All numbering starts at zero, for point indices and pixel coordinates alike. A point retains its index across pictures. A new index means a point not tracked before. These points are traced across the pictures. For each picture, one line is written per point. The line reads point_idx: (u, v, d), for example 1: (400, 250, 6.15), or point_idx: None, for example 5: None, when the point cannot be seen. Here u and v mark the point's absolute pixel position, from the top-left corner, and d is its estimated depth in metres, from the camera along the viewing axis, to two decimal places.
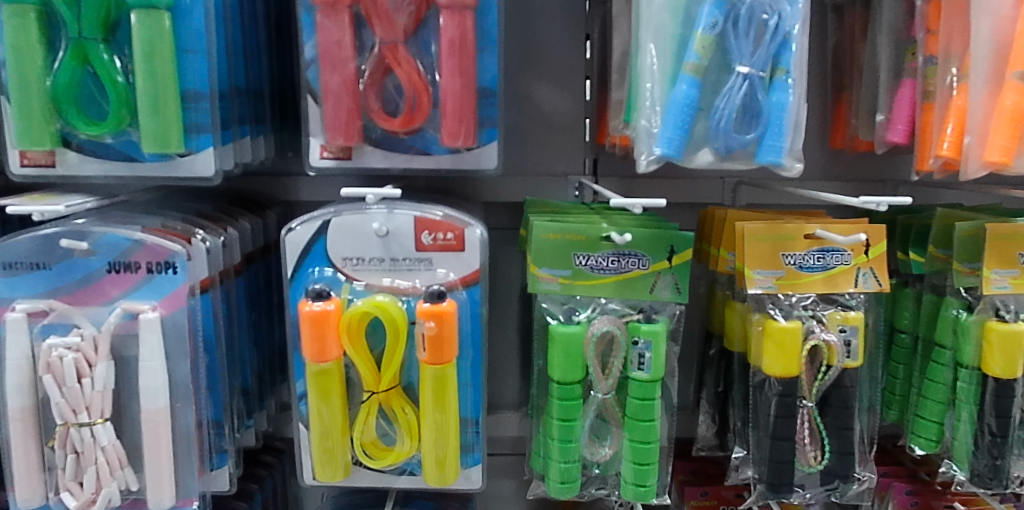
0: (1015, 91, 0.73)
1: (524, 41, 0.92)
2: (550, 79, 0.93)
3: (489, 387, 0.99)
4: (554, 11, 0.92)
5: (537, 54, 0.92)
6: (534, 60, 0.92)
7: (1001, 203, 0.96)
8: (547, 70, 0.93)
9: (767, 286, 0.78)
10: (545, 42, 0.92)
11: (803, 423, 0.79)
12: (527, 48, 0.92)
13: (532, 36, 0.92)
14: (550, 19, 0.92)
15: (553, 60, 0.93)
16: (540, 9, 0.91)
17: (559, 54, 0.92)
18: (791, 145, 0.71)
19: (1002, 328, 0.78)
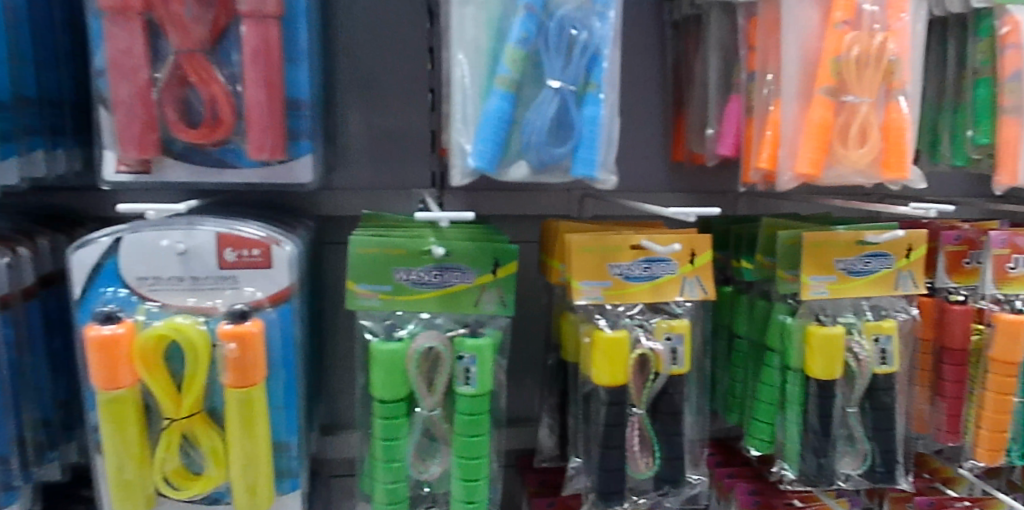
0: (822, 105, 0.77)
1: (363, 51, 0.89)
2: (391, 91, 0.90)
3: (333, 408, 0.95)
4: (393, 21, 0.90)
5: (375, 66, 0.90)
6: (373, 71, 0.90)
7: (831, 212, 1.00)
8: (387, 81, 0.91)
9: (594, 297, 0.78)
10: (383, 53, 0.90)
11: (634, 431, 0.80)
12: (366, 60, 0.90)
13: (371, 47, 0.90)
14: (389, 31, 0.90)
15: (394, 72, 0.90)
16: (379, 20, 0.89)
17: (400, 66, 0.90)
18: (604, 159, 0.72)
19: (821, 332, 0.81)
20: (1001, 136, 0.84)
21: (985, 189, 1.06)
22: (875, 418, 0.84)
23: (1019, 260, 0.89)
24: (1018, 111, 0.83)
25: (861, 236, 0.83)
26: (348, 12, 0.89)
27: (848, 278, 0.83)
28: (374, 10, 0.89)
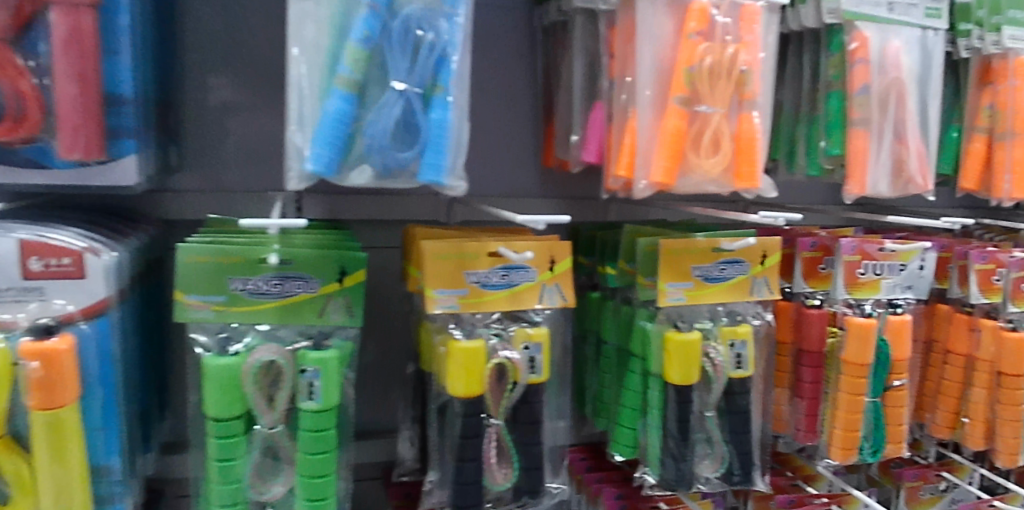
0: (676, 114, 0.77)
1: (210, 53, 0.89)
2: (247, 95, 0.90)
3: (180, 427, 0.89)
4: (241, 25, 0.89)
5: (227, 68, 0.89)
6: (221, 73, 0.89)
7: (697, 219, 1.03)
8: (236, 84, 0.90)
9: (450, 305, 0.76)
10: (231, 55, 0.89)
11: (491, 441, 0.79)
12: (217, 64, 0.89)
13: (219, 49, 0.89)
14: (239, 35, 0.89)
15: (242, 74, 0.90)
16: (228, 22, 0.89)
17: (255, 72, 0.90)
18: (453, 164, 0.70)
19: (678, 338, 0.82)
20: (850, 146, 0.88)
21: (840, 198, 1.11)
22: (731, 422, 0.86)
23: (869, 266, 0.93)
24: (866, 124, 0.88)
25: (715, 243, 0.84)
26: (196, 11, 0.87)
27: (704, 284, 0.84)
28: (222, 12, 0.88)
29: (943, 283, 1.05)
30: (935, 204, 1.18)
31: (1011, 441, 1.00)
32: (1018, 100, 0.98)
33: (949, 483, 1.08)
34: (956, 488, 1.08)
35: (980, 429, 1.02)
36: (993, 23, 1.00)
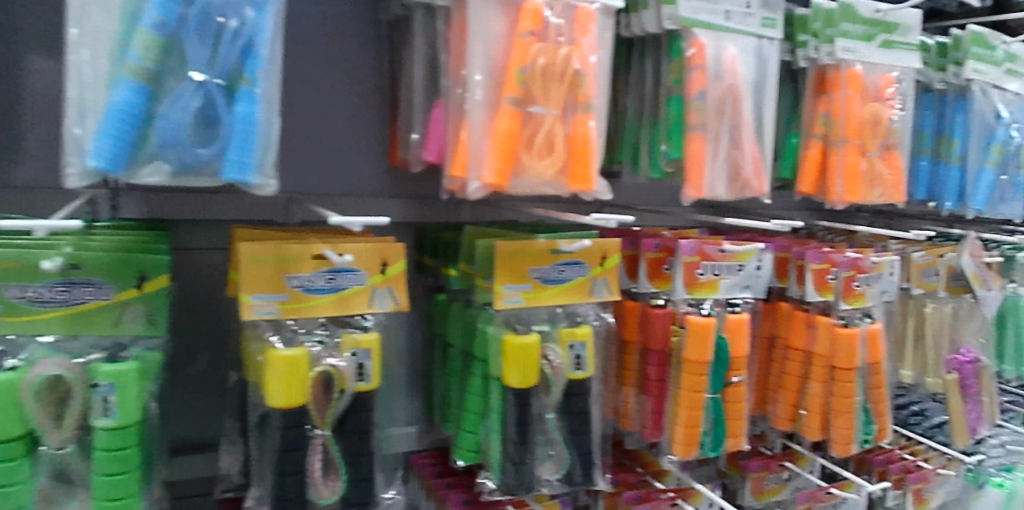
0: (508, 115, 0.77)
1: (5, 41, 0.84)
2: (43, 92, 0.86)
3: None
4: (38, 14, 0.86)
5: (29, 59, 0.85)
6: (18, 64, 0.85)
7: (545, 221, 1.03)
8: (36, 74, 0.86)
9: (269, 311, 0.73)
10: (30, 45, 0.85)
11: (316, 454, 0.75)
12: (23, 55, 0.85)
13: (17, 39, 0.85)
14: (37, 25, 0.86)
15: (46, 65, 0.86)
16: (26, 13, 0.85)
17: (55, 67, 0.87)
18: (261, 162, 0.67)
19: (516, 342, 0.81)
20: (688, 149, 0.90)
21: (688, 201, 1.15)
22: (570, 423, 0.86)
23: (707, 267, 0.95)
24: (703, 129, 0.90)
25: (554, 245, 0.84)
26: None
27: (542, 287, 0.84)
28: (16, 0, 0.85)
29: (783, 281, 1.09)
30: (779, 206, 1.24)
31: (843, 431, 1.05)
32: (848, 110, 1.03)
33: (791, 472, 1.12)
34: (797, 477, 1.12)
35: (815, 420, 1.06)
36: (826, 35, 1.05)
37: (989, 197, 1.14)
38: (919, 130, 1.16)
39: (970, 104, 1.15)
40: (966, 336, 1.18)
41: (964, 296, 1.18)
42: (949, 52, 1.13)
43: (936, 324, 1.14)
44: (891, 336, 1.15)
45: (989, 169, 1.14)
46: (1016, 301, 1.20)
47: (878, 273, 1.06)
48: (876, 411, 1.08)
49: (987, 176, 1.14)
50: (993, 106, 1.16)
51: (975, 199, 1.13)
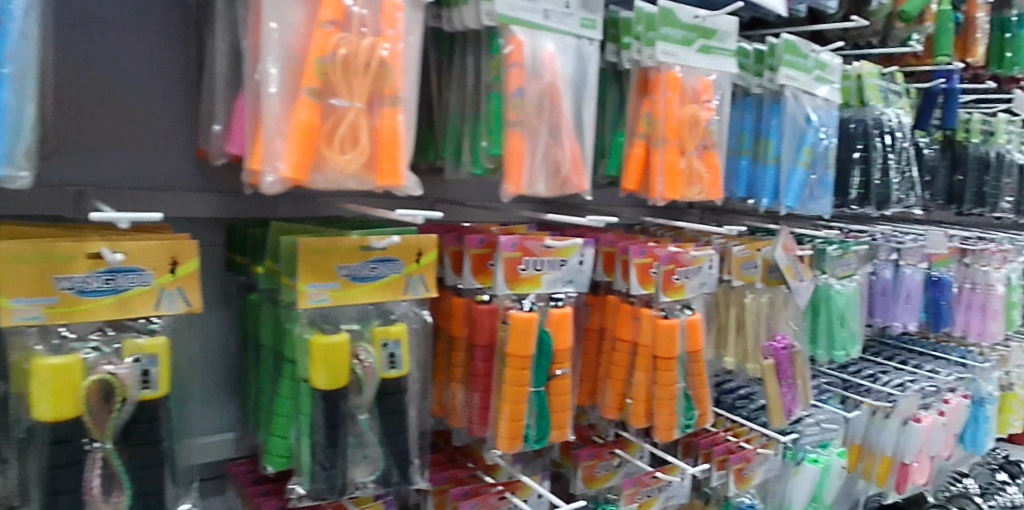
0: (307, 107, 0.75)
1: None
2: None
3: None
4: None
5: None
6: None
7: (367, 217, 1.02)
8: None
9: (32, 317, 0.67)
10: None
11: (94, 469, 0.70)
12: None
13: None
14: None
15: None
16: None
17: None
18: (12, 153, 0.58)
19: (322, 342, 0.79)
20: (507, 146, 0.91)
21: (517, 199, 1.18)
22: (385, 422, 0.85)
23: (529, 262, 0.97)
24: (521, 126, 0.91)
25: (364, 242, 0.82)
26: None
27: (351, 285, 0.82)
28: None
29: (609, 275, 1.13)
30: (607, 203, 1.30)
31: (665, 417, 1.09)
32: (668, 110, 1.08)
33: (621, 459, 1.16)
34: (627, 463, 1.16)
35: (640, 407, 1.10)
36: (648, 38, 1.08)
37: (800, 194, 1.22)
38: (739, 131, 1.22)
39: (784, 108, 1.21)
40: (780, 324, 1.25)
41: (779, 287, 1.24)
42: (765, 58, 1.20)
43: (754, 313, 1.21)
44: (712, 326, 1.20)
45: (799, 168, 1.22)
46: (828, 291, 1.28)
47: (697, 266, 1.12)
48: (697, 397, 1.13)
49: (798, 174, 1.22)
50: (803, 111, 1.22)
51: (787, 196, 1.20)
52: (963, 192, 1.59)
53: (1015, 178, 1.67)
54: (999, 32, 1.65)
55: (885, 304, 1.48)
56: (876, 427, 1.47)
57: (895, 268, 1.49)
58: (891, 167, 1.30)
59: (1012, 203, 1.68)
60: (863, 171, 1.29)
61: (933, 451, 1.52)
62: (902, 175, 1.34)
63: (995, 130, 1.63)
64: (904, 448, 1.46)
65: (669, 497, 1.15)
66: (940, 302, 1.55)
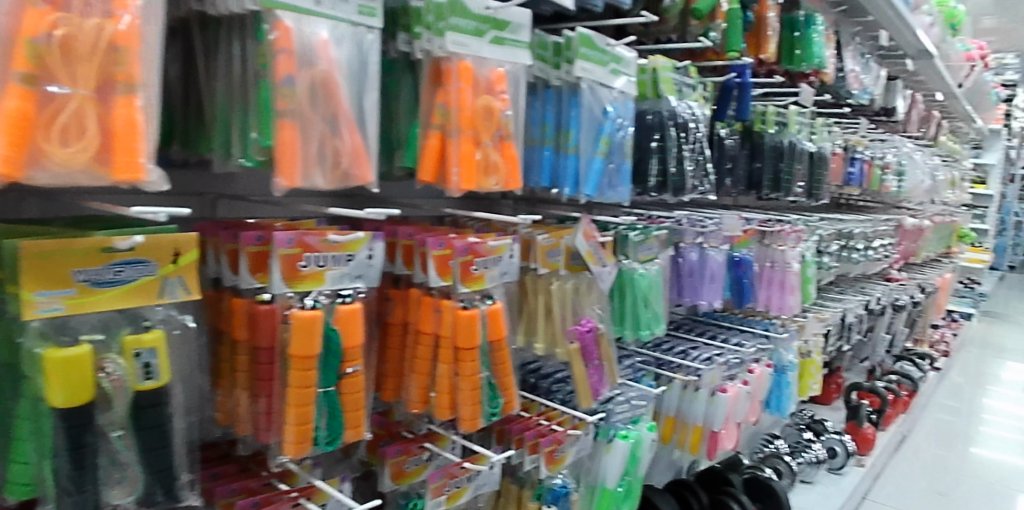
0: (15, 93, 0.59)
1: None
2: None
3: None
4: None
5: None
6: None
7: (123, 217, 0.91)
8: None
9: None
10: None
11: None
12: None
13: None
14: None
15: None
16: None
17: None
18: None
19: (57, 355, 0.71)
20: (278, 137, 0.87)
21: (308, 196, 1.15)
22: (143, 437, 0.80)
23: (311, 259, 0.93)
24: (294, 116, 0.87)
25: (107, 243, 0.76)
26: None
27: (91, 290, 0.75)
28: None
29: (409, 268, 1.11)
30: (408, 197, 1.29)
31: (469, 407, 1.10)
32: (461, 100, 1.07)
33: (431, 452, 1.15)
34: (437, 456, 1.15)
35: (444, 399, 1.09)
36: (438, 28, 1.06)
37: (598, 182, 1.26)
38: (541, 122, 1.25)
39: (581, 100, 1.25)
40: (585, 308, 1.28)
41: (583, 274, 1.28)
42: (562, 50, 1.23)
43: (560, 299, 1.24)
44: (516, 312, 1.23)
45: (598, 158, 1.26)
46: (631, 275, 1.34)
47: (497, 256, 1.13)
48: (502, 385, 1.15)
49: (595, 163, 1.26)
50: (600, 103, 1.27)
51: (586, 184, 1.25)
52: (761, 178, 1.71)
53: (804, 164, 1.81)
54: (789, 31, 1.76)
55: (692, 284, 1.55)
56: (686, 401, 1.56)
57: (700, 250, 1.56)
58: (685, 156, 1.38)
59: (803, 188, 1.82)
60: (659, 160, 1.36)
61: (738, 418, 1.60)
62: (696, 161, 1.42)
63: (787, 121, 1.75)
64: (712, 417, 1.55)
65: (480, 485, 1.18)
66: (742, 280, 1.65)
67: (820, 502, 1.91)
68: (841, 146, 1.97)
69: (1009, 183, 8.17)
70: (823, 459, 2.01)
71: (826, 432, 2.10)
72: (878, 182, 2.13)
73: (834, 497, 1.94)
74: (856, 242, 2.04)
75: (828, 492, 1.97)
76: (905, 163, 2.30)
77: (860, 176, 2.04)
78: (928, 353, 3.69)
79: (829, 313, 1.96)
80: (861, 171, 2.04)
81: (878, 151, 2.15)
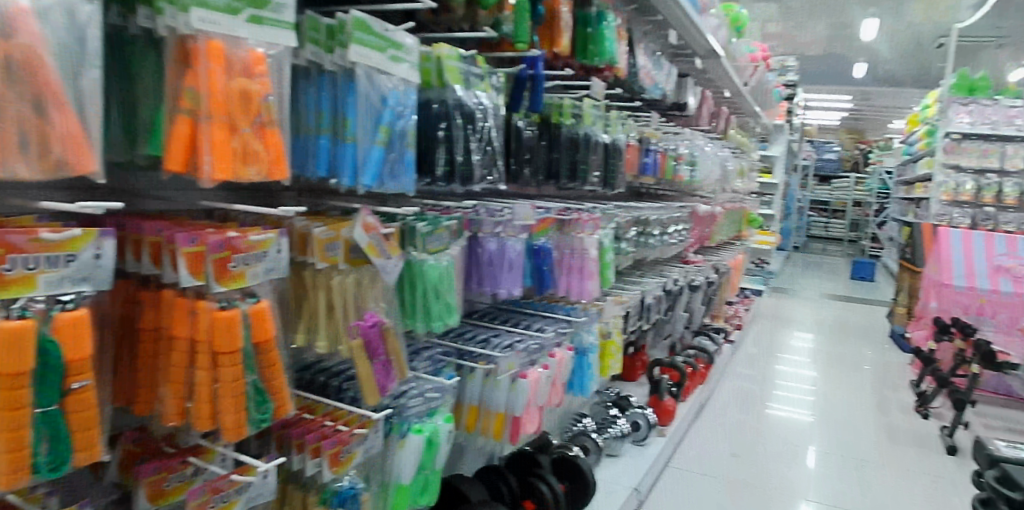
0: None
1: None
2: None
3: None
4: None
5: None
6: None
7: None
8: None
9: None
10: None
11: None
12: None
13: None
14: None
15: None
16: None
17: None
18: None
19: None
20: None
21: (37, 190, 1.01)
22: None
23: (17, 261, 0.81)
24: None
25: None
26: None
27: None
28: None
29: (157, 267, 1.02)
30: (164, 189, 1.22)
31: (232, 416, 1.02)
32: (211, 83, 0.98)
33: (195, 467, 1.06)
34: (203, 470, 1.07)
35: (202, 409, 1.01)
36: (182, 4, 0.96)
37: (378, 171, 1.22)
38: (316, 109, 1.20)
39: (357, 87, 1.19)
40: (368, 302, 1.24)
41: (365, 267, 1.22)
42: (335, 34, 1.18)
43: (341, 295, 1.18)
44: (285, 307, 1.17)
45: (377, 147, 1.22)
46: (420, 266, 1.31)
47: (261, 251, 1.06)
48: (272, 389, 1.09)
49: (375, 152, 1.21)
50: (379, 90, 1.22)
51: (365, 174, 1.20)
52: (559, 169, 1.76)
53: (599, 154, 1.89)
54: (583, 26, 1.79)
55: (491, 272, 1.55)
56: (489, 388, 1.55)
57: (499, 240, 1.56)
58: (472, 147, 1.37)
59: (599, 177, 1.90)
60: (447, 150, 1.34)
61: (541, 402, 1.62)
62: (484, 151, 1.42)
63: (582, 114, 1.81)
64: (514, 403, 1.55)
65: (253, 497, 1.09)
66: (542, 268, 1.70)
67: (623, 473, 2.03)
68: (636, 138, 2.09)
69: (794, 172, 9.29)
70: (627, 433, 2.14)
71: (630, 406, 2.24)
72: (671, 171, 2.30)
73: (637, 467, 2.07)
74: (652, 228, 2.18)
75: (631, 463, 2.10)
76: (696, 154, 2.50)
77: (654, 166, 2.19)
78: (725, 327, 4.09)
79: (627, 296, 2.08)
80: (655, 161, 2.19)
81: (671, 143, 2.32)
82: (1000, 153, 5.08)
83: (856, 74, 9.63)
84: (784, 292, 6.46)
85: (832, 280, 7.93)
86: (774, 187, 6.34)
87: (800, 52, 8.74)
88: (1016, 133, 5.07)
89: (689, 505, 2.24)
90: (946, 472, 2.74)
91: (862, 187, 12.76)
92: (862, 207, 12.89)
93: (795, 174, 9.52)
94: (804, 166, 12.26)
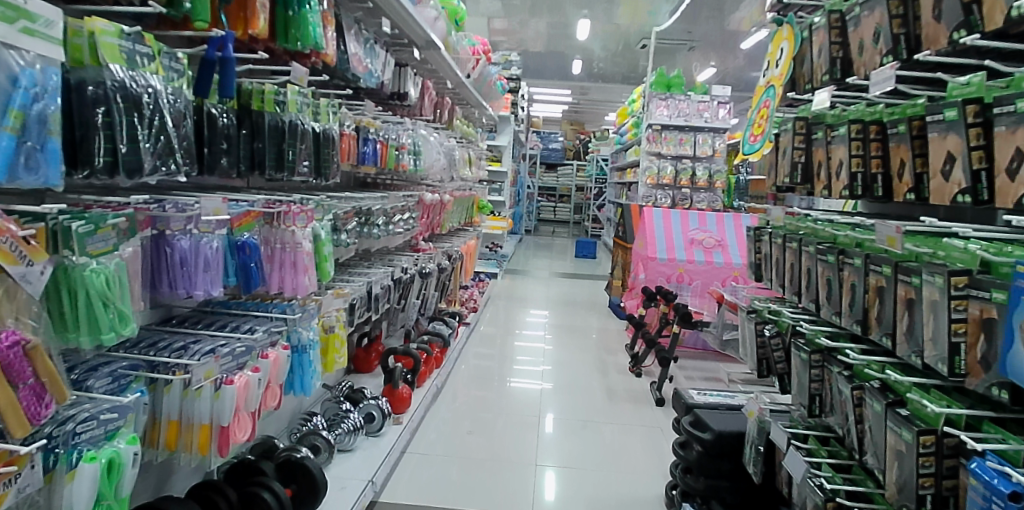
0: None
1: None
2: None
3: None
4: None
5: None
6: None
7: None
8: None
9: None
10: None
11: None
12: None
13: None
14: None
15: None
16: None
17: None
18: None
19: None
20: None
21: None
22: None
23: None
24: None
25: None
26: None
27: None
28: None
29: None
30: None
31: None
32: None
33: None
34: None
35: None
36: None
37: (8, 163, 1.01)
38: None
39: None
40: (5, 318, 1.02)
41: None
42: None
43: None
44: None
45: (5, 134, 1.01)
46: (81, 273, 1.15)
47: None
48: None
49: (3, 142, 1.00)
50: (4, 66, 1.00)
51: None
52: (263, 159, 1.65)
53: (309, 143, 1.81)
54: (284, 8, 1.69)
55: (184, 273, 1.40)
56: (189, 400, 1.41)
57: (193, 238, 1.43)
58: (139, 134, 1.23)
59: (309, 167, 1.83)
60: (108, 138, 1.18)
61: (252, 407, 1.53)
62: (156, 139, 1.28)
63: (286, 101, 1.71)
64: (219, 413, 1.43)
65: None
66: (248, 265, 1.58)
67: (357, 468, 2.02)
68: (352, 127, 2.09)
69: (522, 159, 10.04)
70: (359, 426, 2.13)
71: (363, 399, 2.25)
72: (394, 160, 2.36)
73: (372, 459, 2.07)
74: (375, 217, 2.22)
75: (365, 456, 2.10)
76: (419, 144, 2.59)
77: (374, 155, 2.21)
78: (460, 310, 4.27)
79: (350, 288, 2.07)
80: (375, 150, 2.22)
81: (391, 132, 2.36)
82: (691, 142, 5.99)
83: (575, 71, 10.67)
84: (518, 273, 6.95)
85: (560, 259, 8.74)
86: (503, 174, 6.77)
87: (525, 46, 9.44)
88: (703, 125, 5.96)
89: (424, 487, 2.30)
90: (654, 420, 3.18)
91: (585, 172, 14.29)
92: (585, 190, 14.45)
93: (523, 162, 10.29)
94: (537, 154, 13.32)
